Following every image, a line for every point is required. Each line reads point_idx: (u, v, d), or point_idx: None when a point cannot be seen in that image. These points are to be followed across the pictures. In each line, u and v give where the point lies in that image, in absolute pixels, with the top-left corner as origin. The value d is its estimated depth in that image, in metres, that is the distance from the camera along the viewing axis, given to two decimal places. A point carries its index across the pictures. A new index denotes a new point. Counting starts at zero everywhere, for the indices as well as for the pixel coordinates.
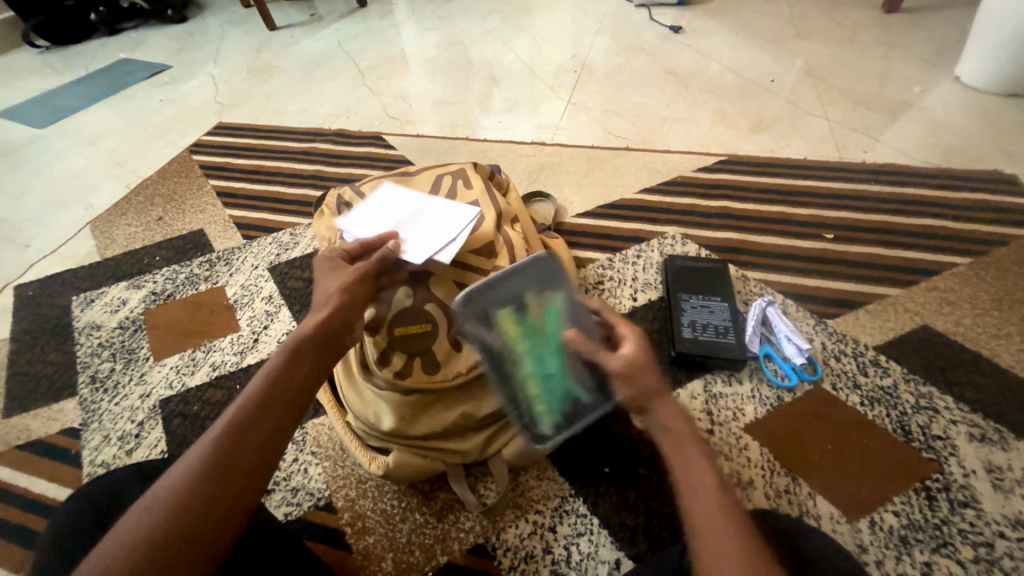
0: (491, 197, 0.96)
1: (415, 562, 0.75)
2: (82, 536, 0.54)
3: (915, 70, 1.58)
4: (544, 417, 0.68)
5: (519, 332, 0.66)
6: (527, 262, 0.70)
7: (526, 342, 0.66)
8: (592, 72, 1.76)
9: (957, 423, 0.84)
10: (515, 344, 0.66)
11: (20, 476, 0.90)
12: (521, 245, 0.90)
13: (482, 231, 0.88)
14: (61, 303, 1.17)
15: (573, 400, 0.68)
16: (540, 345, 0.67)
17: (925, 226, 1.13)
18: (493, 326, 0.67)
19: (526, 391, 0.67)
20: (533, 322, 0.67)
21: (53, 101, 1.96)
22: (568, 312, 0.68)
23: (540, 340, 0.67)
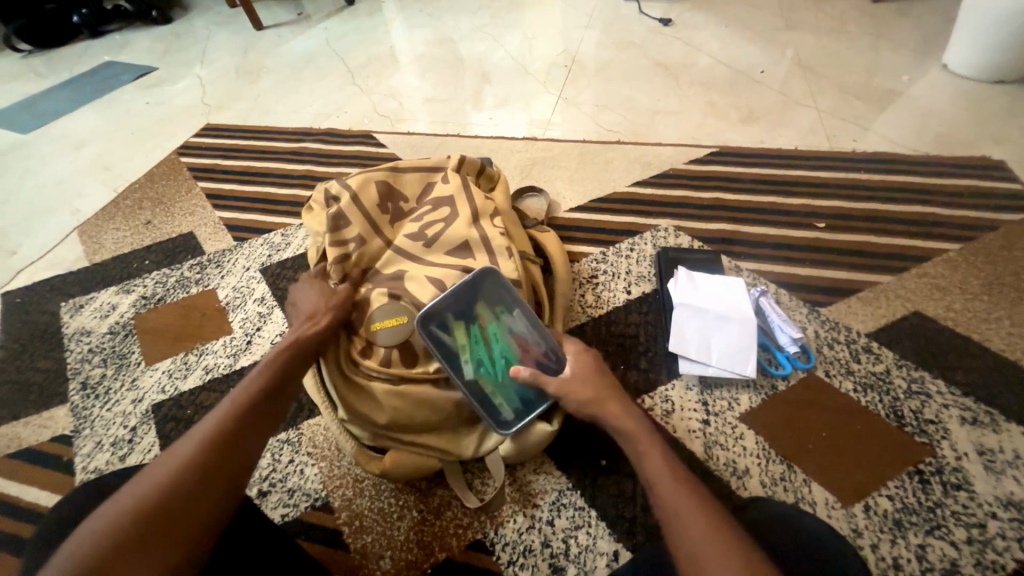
0: (468, 194, 0.95)
1: (413, 559, 0.74)
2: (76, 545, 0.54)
3: (903, 59, 1.58)
4: (503, 406, 0.75)
5: (471, 335, 0.78)
6: (476, 277, 0.81)
7: (478, 344, 0.77)
8: (582, 66, 1.75)
9: (949, 407, 0.84)
10: (470, 346, 0.77)
11: (12, 485, 0.89)
12: (500, 241, 0.90)
13: (455, 234, 0.91)
14: (50, 309, 1.16)
15: (529, 390, 0.77)
16: (491, 345, 0.78)
17: (915, 213, 1.14)
18: (448, 334, 0.77)
19: (483, 387, 0.75)
20: (485, 326, 0.79)
21: (37, 105, 1.94)
22: (516, 317, 0.79)
23: (488, 340, 0.78)
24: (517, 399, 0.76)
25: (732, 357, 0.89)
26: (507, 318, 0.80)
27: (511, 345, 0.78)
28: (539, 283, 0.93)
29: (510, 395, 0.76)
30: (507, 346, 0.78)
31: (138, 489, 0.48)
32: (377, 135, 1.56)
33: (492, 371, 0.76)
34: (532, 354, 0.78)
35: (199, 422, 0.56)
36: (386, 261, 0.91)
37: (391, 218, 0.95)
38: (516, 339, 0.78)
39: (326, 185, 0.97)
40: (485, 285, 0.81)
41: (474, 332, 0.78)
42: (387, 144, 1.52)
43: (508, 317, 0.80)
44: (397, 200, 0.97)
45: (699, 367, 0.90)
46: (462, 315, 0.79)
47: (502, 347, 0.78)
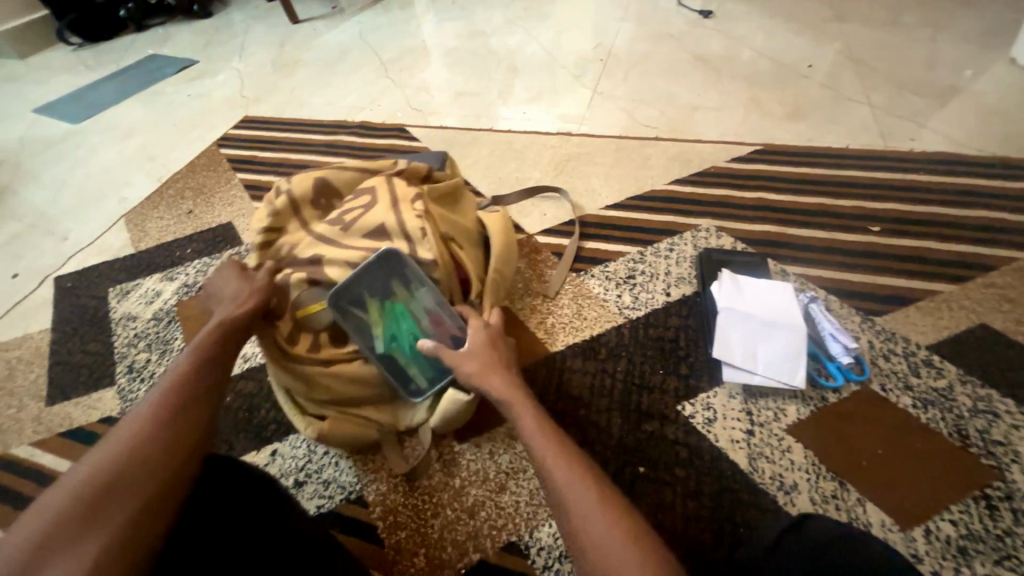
0: (391, 181, 0.92)
1: (447, 558, 0.74)
2: None
3: (965, 51, 1.48)
4: (416, 376, 0.82)
5: (383, 312, 0.82)
6: (381, 258, 0.83)
7: (389, 320, 0.82)
8: (617, 59, 1.71)
9: (1019, 428, 0.78)
10: (382, 323, 0.82)
11: (63, 462, 0.92)
12: (414, 224, 0.86)
13: (370, 216, 0.87)
14: (99, 294, 1.20)
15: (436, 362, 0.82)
16: (401, 321, 0.82)
17: (980, 218, 1.07)
18: (362, 311, 0.81)
19: (396, 360, 0.81)
20: (395, 304, 0.83)
21: (86, 97, 2.01)
22: (428, 297, 0.83)
23: (399, 319, 0.82)
24: (430, 368, 0.82)
25: (779, 366, 0.86)
26: (416, 292, 0.83)
27: (420, 320, 0.83)
28: (466, 266, 0.91)
29: (422, 365, 0.82)
30: (415, 322, 0.82)
31: (81, 472, 0.51)
32: (409, 129, 1.56)
33: (403, 344, 0.82)
34: (443, 325, 0.82)
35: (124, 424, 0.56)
36: (309, 243, 0.88)
37: (323, 214, 0.92)
38: (428, 314, 0.83)
39: (273, 171, 0.94)
40: (398, 264, 0.83)
41: (385, 310, 0.82)
42: (419, 138, 1.51)
43: (417, 294, 0.83)
44: (333, 196, 0.93)
45: (745, 375, 0.86)
46: (377, 293, 0.82)
47: (411, 322, 0.82)
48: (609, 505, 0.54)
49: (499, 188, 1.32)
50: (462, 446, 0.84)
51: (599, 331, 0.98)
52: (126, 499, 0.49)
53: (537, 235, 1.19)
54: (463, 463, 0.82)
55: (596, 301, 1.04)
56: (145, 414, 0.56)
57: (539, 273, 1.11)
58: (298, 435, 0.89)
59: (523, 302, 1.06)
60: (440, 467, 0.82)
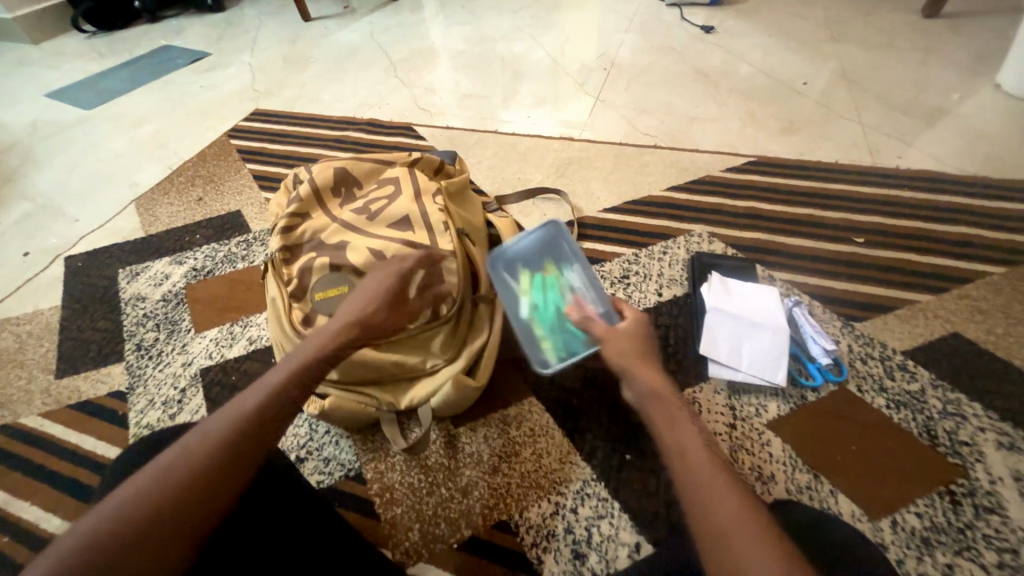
0: (412, 177, 1.02)
1: (440, 534, 0.78)
2: None
3: (953, 76, 1.55)
4: (548, 350, 0.83)
5: (534, 283, 0.88)
6: (544, 232, 0.91)
7: (539, 291, 0.87)
8: (620, 69, 1.76)
9: (985, 430, 0.83)
10: (530, 291, 0.87)
11: (71, 433, 0.95)
12: (437, 216, 0.96)
13: (397, 206, 0.96)
14: (109, 274, 1.23)
15: (573, 342, 0.82)
16: (546, 296, 0.86)
17: (959, 233, 1.12)
18: (516, 278, 0.89)
19: (534, 328, 0.84)
20: (545, 279, 0.88)
21: (100, 84, 2.05)
22: (580, 282, 0.88)
23: (549, 292, 0.87)
24: (564, 347, 0.83)
25: (762, 364, 0.90)
26: (573, 274, 0.89)
27: (565, 298, 0.86)
28: (477, 257, 0.98)
29: (558, 342, 0.83)
30: (563, 299, 0.86)
31: (135, 484, 0.47)
32: (417, 127, 1.61)
33: (541, 317, 0.85)
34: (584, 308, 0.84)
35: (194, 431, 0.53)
36: (331, 231, 0.94)
37: (343, 202, 1.00)
38: (574, 296, 0.86)
39: (296, 173, 1.03)
40: (558, 246, 0.91)
41: (537, 281, 0.88)
42: (426, 137, 1.56)
43: (568, 275, 0.89)
44: (351, 193, 1.02)
45: (729, 372, 0.91)
46: (533, 266, 0.90)
47: (558, 298, 0.86)
48: (761, 524, 0.46)
49: (502, 187, 1.36)
50: (458, 429, 0.88)
51: None
52: (145, 563, 0.44)
53: None
54: (459, 445, 0.86)
55: None
56: (199, 451, 0.50)
57: None
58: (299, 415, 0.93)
59: None
60: (436, 448, 0.86)
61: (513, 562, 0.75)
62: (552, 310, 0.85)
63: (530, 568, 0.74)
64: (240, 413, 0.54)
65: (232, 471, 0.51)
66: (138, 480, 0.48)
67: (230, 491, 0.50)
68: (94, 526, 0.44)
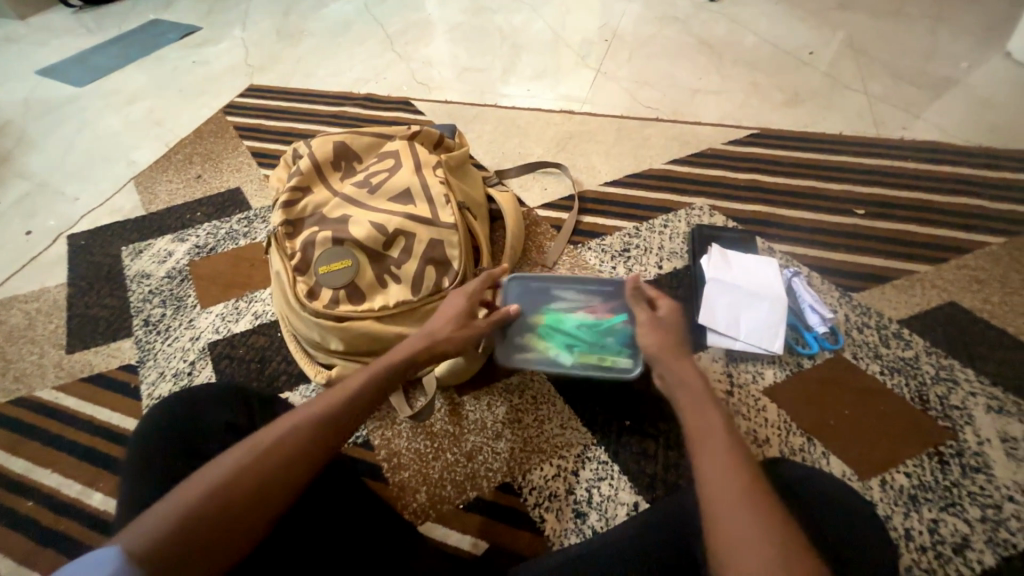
0: (413, 150, 1.02)
1: (447, 495, 0.81)
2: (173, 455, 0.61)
3: (962, 44, 1.51)
4: (613, 359, 0.83)
5: (545, 336, 0.86)
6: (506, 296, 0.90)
7: (555, 338, 0.86)
8: (622, 40, 1.72)
9: (975, 394, 0.85)
10: (554, 344, 0.85)
11: (85, 405, 0.98)
12: (437, 189, 0.96)
13: (397, 178, 0.97)
14: (112, 252, 1.24)
15: (619, 334, 0.85)
16: (564, 332, 0.86)
17: (961, 204, 1.12)
18: (527, 348, 0.86)
19: (589, 359, 0.83)
20: (545, 326, 0.87)
21: (91, 60, 2.01)
22: (572, 297, 0.90)
23: (562, 327, 0.87)
24: (623, 345, 0.84)
25: (760, 333, 0.92)
26: (557, 302, 0.90)
27: (579, 315, 0.87)
28: (478, 230, 0.99)
29: (615, 347, 0.84)
30: (576, 318, 0.87)
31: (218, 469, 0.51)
32: (415, 102, 1.58)
33: (583, 346, 0.84)
34: (598, 307, 0.89)
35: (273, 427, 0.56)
36: (333, 206, 0.95)
37: (343, 176, 1.00)
38: (579, 308, 0.89)
39: (296, 147, 1.03)
40: (532, 297, 0.90)
41: (543, 333, 0.87)
42: (424, 112, 1.54)
43: (557, 302, 0.90)
44: (351, 166, 1.02)
45: (727, 341, 0.92)
46: (525, 329, 0.87)
47: (572, 323, 0.87)
48: (748, 478, 0.50)
49: (502, 162, 1.36)
50: (463, 398, 0.91)
51: None
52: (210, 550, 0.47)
53: (537, 208, 1.23)
54: (463, 412, 0.89)
55: (592, 272, 1.09)
56: (276, 450, 0.54)
57: (538, 244, 1.16)
58: (308, 385, 0.96)
59: (522, 271, 1.11)
60: (441, 415, 0.89)
61: (517, 521, 0.78)
62: (579, 333, 0.85)
63: (533, 526, 0.77)
64: (313, 418, 0.57)
65: (295, 476, 0.53)
66: (223, 465, 0.52)
67: (292, 493, 0.53)
68: (185, 500, 0.48)
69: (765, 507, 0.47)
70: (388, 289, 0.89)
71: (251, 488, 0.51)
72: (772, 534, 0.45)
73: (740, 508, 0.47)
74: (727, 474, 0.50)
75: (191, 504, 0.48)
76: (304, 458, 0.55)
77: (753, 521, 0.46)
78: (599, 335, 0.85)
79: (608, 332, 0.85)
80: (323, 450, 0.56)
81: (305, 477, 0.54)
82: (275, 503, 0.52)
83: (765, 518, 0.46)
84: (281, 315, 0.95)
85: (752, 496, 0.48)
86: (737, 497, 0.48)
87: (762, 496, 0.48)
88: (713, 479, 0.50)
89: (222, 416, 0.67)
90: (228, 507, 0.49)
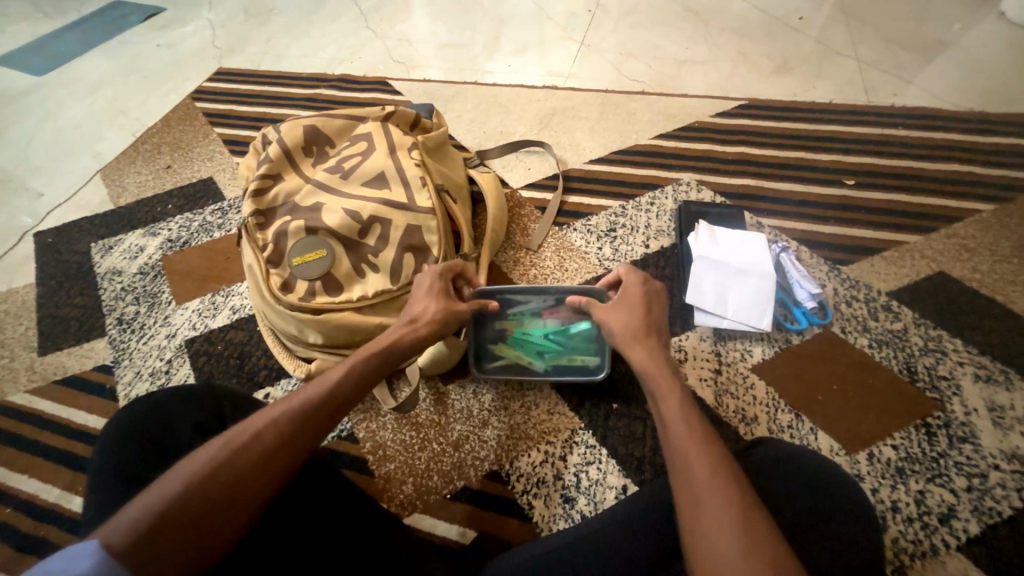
0: (387, 132, 0.97)
1: (434, 485, 0.80)
2: (138, 465, 0.59)
3: (956, 4, 1.46)
4: (585, 358, 0.84)
5: (514, 344, 0.85)
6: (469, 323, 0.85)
7: (526, 345, 0.85)
8: (607, 10, 1.65)
9: (963, 364, 0.85)
10: (524, 353, 0.85)
11: (61, 408, 0.95)
12: (413, 171, 0.92)
13: (371, 163, 0.92)
14: (81, 250, 1.19)
15: (586, 335, 0.84)
16: (532, 339, 0.85)
17: (952, 172, 1.09)
18: (497, 357, 0.86)
19: (561, 361, 0.84)
20: (513, 334, 0.86)
21: (49, 47, 1.90)
22: (534, 307, 0.86)
23: (530, 337, 0.85)
24: (592, 343, 0.84)
25: (748, 311, 0.90)
26: (520, 309, 0.86)
27: (544, 322, 0.85)
28: (458, 214, 0.95)
29: (585, 347, 0.84)
30: (542, 324, 0.85)
31: (195, 464, 0.49)
32: (392, 81, 1.52)
33: (554, 351, 0.84)
34: (560, 311, 0.85)
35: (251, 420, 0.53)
36: (304, 194, 0.90)
37: (315, 162, 0.96)
38: (542, 313, 0.85)
39: (265, 132, 0.97)
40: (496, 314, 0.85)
41: (512, 342, 0.85)
42: (402, 92, 1.48)
43: (519, 314, 0.86)
44: (323, 150, 0.97)
45: (715, 320, 0.91)
46: (493, 337, 0.86)
47: (538, 330, 0.84)
48: (718, 468, 0.48)
49: (483, 142, 1.31)
50: (448, 387, 0.89)
51: (579, 281, 1.02)
52: (190, 547, 0.45)
53: (521, 190, 1.19)
54: (449, 402, 0.87)
55: (578, 253, 1.06)
56: (254, 443, 0.51)
57: (522, 227, 1.12)
58: (289, 379, 0.94)
59: (506, 255, 1.08)
60: (426, 405, 0.87)
61: (506, 508, 0.77)
62: (549, 341, 0.84)
63: (522, 513, 0.77)
64: (294, 408, 0.55)
65: (278, 468, 0.51)
66: (199, 462, 0.49)
67: (271, 488, 0.50)
68: (159, 498, 0.46)
69: (739, 499, 0.46)
70: (366, 278, 0.86)
71: (227, 483, 0.48)
72: (747, 528, 0.44)
73: (715, 504, 0.46)
74: (700, 467, 0.48)
75: (162, 504, 0.45)
76: (282, 451, 0.52)
77: (727, 515, 0.45)
78: (568, 337, 0.84)
79: (575, 335, 0.84)
80: (304, 442, 0.53)
81: (285, 471, 0.51)
82: (252, 498, 0.49)
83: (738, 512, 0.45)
84: (258, 310, 0.92)
85: (725, 490, 0.46)
86: (710, 492, 0.46)
87: (734, 487, 0.46)
88: (687, 474, 0.49)
89: (190, 416, 0.64)
90: (201, 504, 0.46)
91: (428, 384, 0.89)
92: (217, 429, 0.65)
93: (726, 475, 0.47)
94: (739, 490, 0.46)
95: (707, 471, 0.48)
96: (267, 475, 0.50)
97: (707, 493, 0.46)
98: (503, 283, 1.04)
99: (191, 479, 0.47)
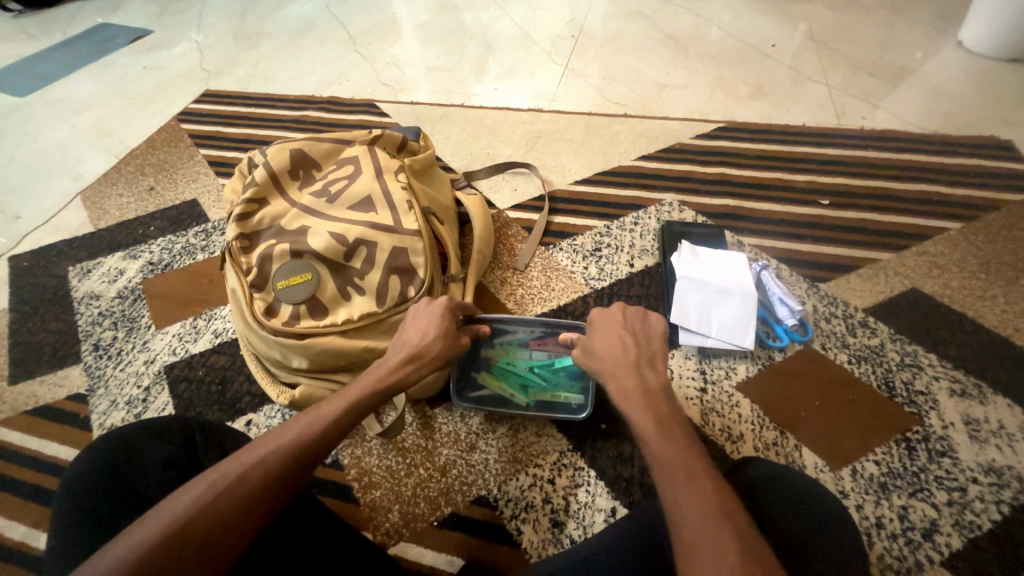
0: (373, 156, 0.98)
1: (420, 512, 0.79)
2: (110, 505, 0.58)
3: (918, 34, 1.55)
4: (567, 394, 0.83)
5: (498, 375, 0.85)
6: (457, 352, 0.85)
7: (509, 377, 0.84)
8: (589, 36, 1.71)
9: (939, 378, 0.87)
10: (507, 385, 0.84)
11: (31, 440, 0.92)
12: (399, 195, 0.93)
13: (357, 186, 0.93)
14: (58, 273, 1.17)
15: (570, 372, 0.85)
16: (517, 370, 0.85)
17: (921, 192, 1.14)
18: (480, 387, 0.85)
19: (543, 394, 0.83)
20: (498, 364, 0.85)
21: (33, 68, 1.89)
22: (522, 340, 0.87)
23: (515, 369, 0.85)
24: (576, 381, 0.84)
25: (732, 330, 0.92)
26: (507, 339, 0.87)
27: (530, 353, 0.85)
28: (445, 236, 0.96)
29: (569, 384, 0.84)
30: (528, 356, 0.86)
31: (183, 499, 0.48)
32: (379, 104, 1.54)
33: (537, 386, 0.84)
34: (547, 343, 0.86)
35: (242, 452, 0.52)
36: (291, 218, 0.90)
37: (302, 186, 0.96)
38: (529, 344, 0.86)
39: (250, 156, 0.97)
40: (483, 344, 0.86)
41: (496, 372, 0.85)
42: (390, 114, 1.50)
43: (508, 346, 0.87)
44: (309, 173, 0.97)
45: (699, 338, 0.92)
46: (478, 366, 0.86)
47: (524, 361, 0.85)
48: (712, 509, 0.46)
49: (470, 164, 1.33)
50: (435, 410, 0.88)
51: (566, 300, 1.03)
52: None
53: (507, 210, 1.21)
54: (435, 425, 0.86)
55: (564, 273, 1.08)
56: (239, 481, 0.50)
57: (509, 248, 1.13)
58: (272, 406, 0.92)
59: (493, 275, 1.09)
60: (412, 430, 0.86)
61: (494, 535, 0.76)
62: (533, 374, 0.84)
63: (511, 539, 0.76)
64: (284, 444, 0.53)
65: (264, 506, 0.49)
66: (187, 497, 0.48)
67: (255, 528, 0.49)
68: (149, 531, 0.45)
69: (739, 544, 0.44)
70: (351, 302, 0.86)
71: (211, 523, 0.47)
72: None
73: (713, 553, 0.43)
74: (696, 507, 0.46)
75: (139, 549, 0.44)
76: (267, 489, 0.50)
77: (724, 561, 0.42)
78: (552, 372, 0.85)
79: (558, 373, 0.85)
80: (294, 476, 0.52)
81: (271, 508, 0.50)
82: (234, 540, 0.47)
83: (739, 564, 0.42)
84: (240, 336, 0.91)
85: (722, 535, 0.44)
86: (708, 532, 0.44)
87: (730, 529, 0.45)
88: (688, 510, 0.47)
89: (159, 453, 0.63)
90: (178, 550, 0.45)
91: (416, 408, 0.88)
92: (189, 465, 0.63)
93: (724, 518, 0.45)
94: (736, 532, 0.44)
95: (706, 510, 0.46)
96: (253, 515, 0.49)
97: (705, 538, 0.44)
98: (490, 304, 1.04)
99: (176, 516, 0.46)
